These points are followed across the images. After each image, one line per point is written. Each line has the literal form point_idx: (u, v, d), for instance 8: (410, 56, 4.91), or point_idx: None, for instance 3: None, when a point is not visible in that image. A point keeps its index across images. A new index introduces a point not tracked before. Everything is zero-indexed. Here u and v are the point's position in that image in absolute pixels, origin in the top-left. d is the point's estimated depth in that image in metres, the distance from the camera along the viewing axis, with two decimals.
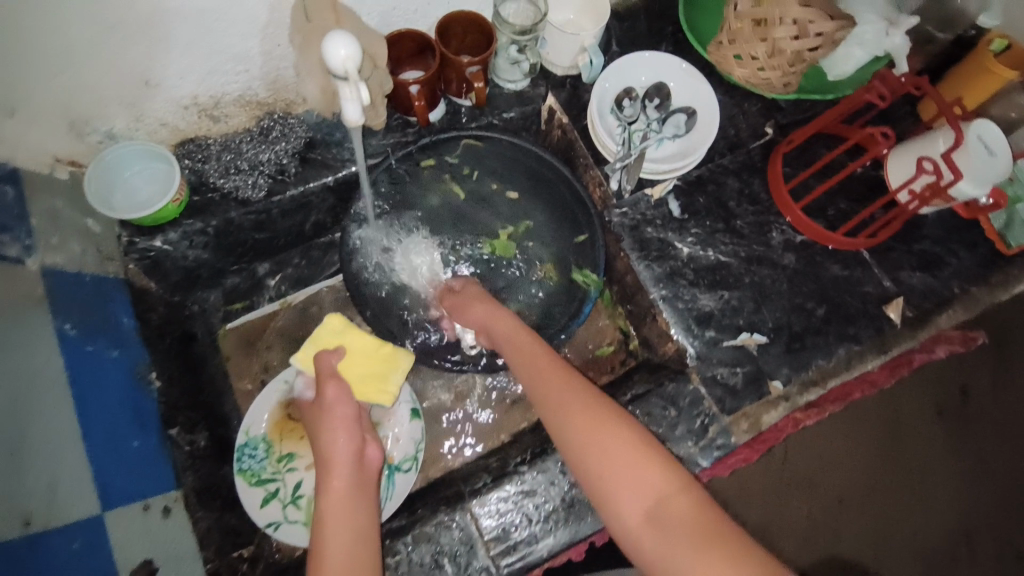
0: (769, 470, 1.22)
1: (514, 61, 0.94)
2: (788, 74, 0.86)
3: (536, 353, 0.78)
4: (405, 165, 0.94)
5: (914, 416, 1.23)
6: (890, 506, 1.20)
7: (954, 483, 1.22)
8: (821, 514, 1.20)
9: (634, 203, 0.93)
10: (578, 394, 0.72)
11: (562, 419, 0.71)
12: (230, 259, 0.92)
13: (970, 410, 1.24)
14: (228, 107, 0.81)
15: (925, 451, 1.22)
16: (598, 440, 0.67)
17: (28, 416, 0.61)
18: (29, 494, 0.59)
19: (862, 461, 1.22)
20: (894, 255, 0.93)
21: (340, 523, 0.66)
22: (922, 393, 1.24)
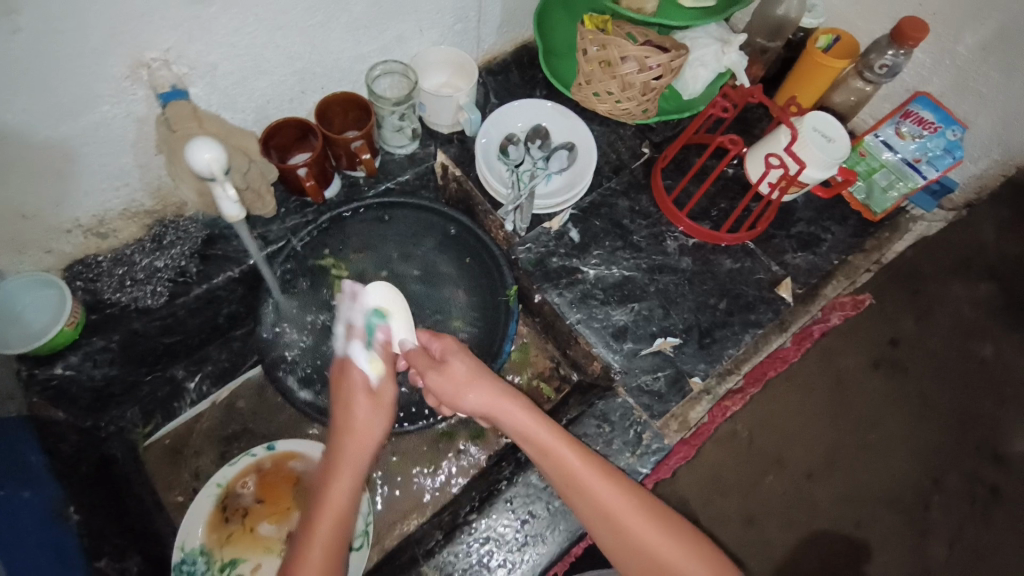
0: (742, 460, 1.14)
1: (397, 128, 0.98)
2: (643, 102, 0.95)
3: (564, 446, 0.70)
4: (314, 242, 0.96)
5: (856, 376, 1.19)
6: (862, 468, 1.14)
7: (915, 423, 1.17)
8: (794, 489, 1.14)
9: (536, 237, 0.99)
10: (625, 491, 0.70)
11: (613, 528, 0.68)
12: (143, 369, 0.91)
13: (905, 358, 1.20)
14: (114, 221, 0.82)
15: (874, 405, 1.18)
16: (653, 547, 0.67)
17: None
18: None
19: (823, 428, 1.16)
20: (776, 241, 1.01)
21: (333, 523, 0.65)
22: (855, 348, 1.21)
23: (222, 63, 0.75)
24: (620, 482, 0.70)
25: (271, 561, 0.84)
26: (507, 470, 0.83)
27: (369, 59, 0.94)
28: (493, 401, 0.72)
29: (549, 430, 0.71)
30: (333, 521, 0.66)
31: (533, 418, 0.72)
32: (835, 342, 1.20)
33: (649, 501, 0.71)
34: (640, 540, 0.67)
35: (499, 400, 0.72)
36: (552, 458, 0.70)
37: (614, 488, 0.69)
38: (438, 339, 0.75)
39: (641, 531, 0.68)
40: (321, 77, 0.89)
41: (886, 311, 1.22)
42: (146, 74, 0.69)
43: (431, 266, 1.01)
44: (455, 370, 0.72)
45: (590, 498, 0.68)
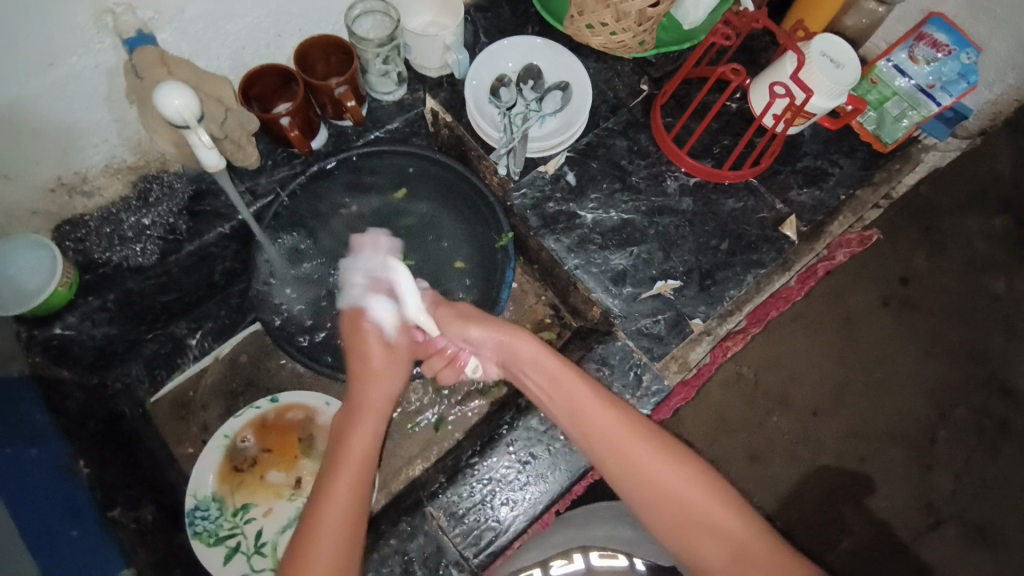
0: (747, 401, 1.15)
1: (383, 73, 0.94)
2: (639, 33, 0.89)
3: (576, 378, 0.73)
4: (301, 196, 0.93)
5: (863, 313, 1.18)
6: (865, 403, 1.15)
7: (921, 359, 1.16)
8: (801, 427, 1.14)
9: (531, 182, 0.96)
10: (632, 427, 0.71)
11: (624, 456, 0.69)
12: (143, 328, 0.90)
13: (914, 296, 1.18)
14: (97, 178, 0.80)
15: (880, 341, 1.17)
16: (660, 475, 0.68)
17: None
18: None
19: (827, 365, 1.16)
20: (780, 177, 0.98)
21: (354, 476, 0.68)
22: (863, 285, 1.18)
23: (188, 5, 0.71)
24: (626, 410, 0.72)
25: (280, 507, 0.87)
26: (509, 414, 0.83)
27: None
28: (499, 338, 0.77)
29: (560, 363, 0.74)
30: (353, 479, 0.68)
31: (544, 352, 0.75)
32: (842, 279, 1.19)
33: (655, 436, 0.71)
34: (643, 468, 0.68)
35: (503, 337, 0.77)
36: (561, 388, 0.73)
37: (619, 420, 0.71)
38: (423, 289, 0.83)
39: (648, 461, 0.68)
40: (298, 18, 0.85)
41: (895, 246, 1.19)
42: (111, 19, 0.66)
43: (425, 215, 0.99)
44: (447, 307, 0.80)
45: (592, 424, 0.71)
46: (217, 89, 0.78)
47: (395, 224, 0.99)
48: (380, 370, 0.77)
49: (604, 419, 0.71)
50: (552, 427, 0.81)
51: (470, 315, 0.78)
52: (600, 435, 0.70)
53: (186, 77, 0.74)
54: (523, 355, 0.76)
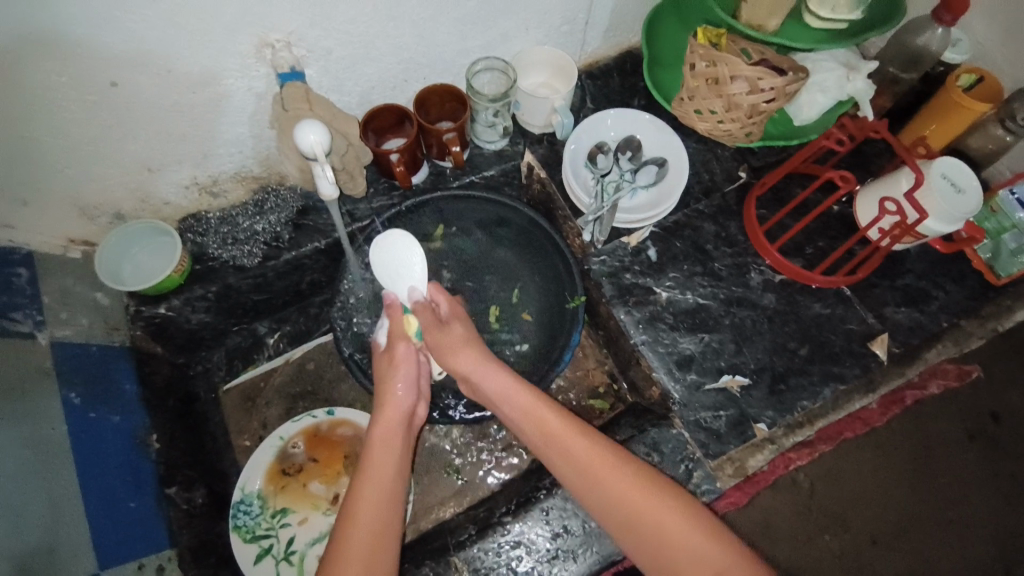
0: (798, 513, 1.06)
1: (490, 124, 0.99)
2: (748, 125, 0.90)
3: (545, 408, 0.73)
4: (393, 226, 0.99)
5: (947, 446, 1.07)
6: (938, 546, 1.03)
7: (1006, 511, 1.04)
8: (855, 555, 1.03)
9: (612, 250, 0.97)
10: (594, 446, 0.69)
11: (599, 491, 0.67)
12: (231, 320, 0.98)
13: (1008, 441, 1.07)
14: (225, 182, 0.90)
15: (962, 482, 1.06)
16: (623, 496, 0.66)
17: (44, 479, 0.66)
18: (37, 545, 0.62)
19: (897, 493, 1.06)
20: (876, 291, 0.93)
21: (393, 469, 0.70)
22: (951, 415, 1.08)
23: (337, 48, 0.79)
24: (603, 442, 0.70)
25: (315, 519, 0.89)
26: (549, 479, 0.83)
27: (472, 54, 0.95)
28: (474, 363, 0.76)
29: (532, 395, 0.74)
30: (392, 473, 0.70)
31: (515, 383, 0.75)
32: (928, 405, 1.09)
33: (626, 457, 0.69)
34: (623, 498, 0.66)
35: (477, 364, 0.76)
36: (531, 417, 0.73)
37: (584, 438, 0.69)
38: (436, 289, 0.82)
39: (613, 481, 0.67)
40: (425, 67, 0.92)
41: (992, 381, 1.09)
42: (270, 53, 0.75)
43: (504, 263, 1.02)
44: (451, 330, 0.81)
45: (563, 456, 0.69)
46: (344, 125, 0.85)
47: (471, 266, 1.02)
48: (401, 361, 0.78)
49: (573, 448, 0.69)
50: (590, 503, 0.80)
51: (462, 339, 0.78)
52: (569, 466, 0.69)
53: (321, 115, 0.81)
54: (494, 388, 0.76)
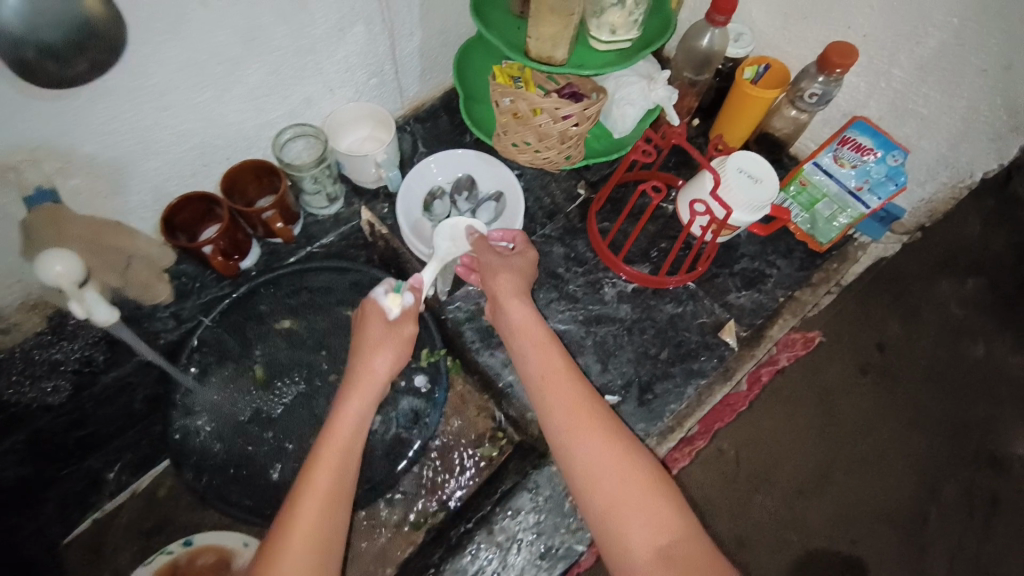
0: (727, 483, 1.10)
1: (315, 191, 0.94)
2: (563, 150, 0.91)
3: (551, 343, 0.76)
4: (233, 315, 0.92)
5: (845, 386, 1.14)
6: (857, 480, 1.09)
7: (903, 435, 1.11)
8: (787, 510, 1.08)
9: (465, 294, 0.95)
10: (577, 391, 0.71)
11: (572, 423, 0.68)
12: (58, 465, 0.87)
13: (896, 366, 1.14)
14: (11, 315, 0.76)
15: (859, 419, 1.12)
16: (597, 451, 0.66)
17: None
18: None
19: (808, 443, 1.11)
20: (719, 280, 0.97)
21: (334, 472, 0.65)
22: (842, 356, 1.15)
23: (102, 151, 0.71)
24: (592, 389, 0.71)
25: None
26: (436, 557, 0.81)
27: (278, 124, 0.90)
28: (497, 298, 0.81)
29: (541, 331, 0.77)
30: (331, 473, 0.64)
31: (533, 319, 0.79)
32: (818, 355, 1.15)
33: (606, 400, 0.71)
34: (593, 436, 0.67)
35: (501, 296, 0.80)
36: (537, 352, 0.75)
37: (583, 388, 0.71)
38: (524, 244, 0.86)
39: (591, 425, 0.68)
40: (224, 148, 0.86)
41: (866, 318, 1.16)
42: (14, 175, 0.66)
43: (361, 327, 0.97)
44: (513, 262, 0.83)
45: (558, 387, 0.71)
46: (115, 236, 0.76)
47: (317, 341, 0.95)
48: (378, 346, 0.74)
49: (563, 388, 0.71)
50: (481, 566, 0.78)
51: (514, 268, 0.83)
52: (563, 393, 0.70)
53: (79, 242, 0.70)
54: (511, 321, 0.79)
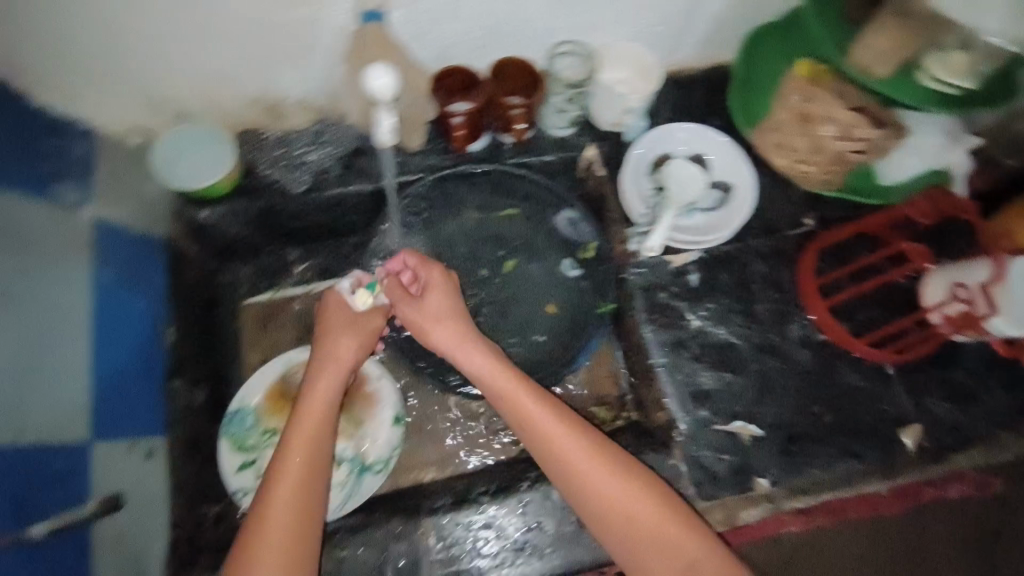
0: None
1: (560, 110, 0.95)
2: (829, 171, 0.88)
3: (523, 391, 0.71)
4: (442, 186, 0.99)
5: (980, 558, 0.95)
6: None
7: None
8: None
9: (652, 266, 0.94)
10: (587, 445, 0.67)
11: (590, 508, 0.66)
12: (268, 239, 1.01)
13: None
14: (291, 109, 0.91)
15: None
16: (626, 499, 0.65)
17: (43, 347, 0.65)
18: (31, 412, 0.63)
19: None
20: (919, 376, 0.87)
21: (303, 467, 0.67)
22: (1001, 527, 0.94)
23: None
24: (608, 449, 0.68)
25: None
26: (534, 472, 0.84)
27: (558, 36, 0.92)
28: (460, 342, 0.75)
29: (517, 381, 0.72)
30: (303, 471, 0.67)
31: (492, 361, 0.73)
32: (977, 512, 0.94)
33: (587, 428, 0.69)
34: (611, 500, 0.65)
35: (476, 347, 0.74)
36: (526, 421, 0.70)
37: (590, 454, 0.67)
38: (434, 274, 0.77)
39: (606, 487, 0.66)
40: (510, 36, 0.89)
41: None
42: None
43: (545, 249, 1.00)
44: (433, 301, 0.76)
45: (561, 457, 0.67)
46: (413, 78, 0.88)
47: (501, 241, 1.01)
48: (324, 361, 0.75)
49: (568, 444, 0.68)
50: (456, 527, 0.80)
51: (454, 324, 0.76)
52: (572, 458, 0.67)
53: (383, 60, 0.81)
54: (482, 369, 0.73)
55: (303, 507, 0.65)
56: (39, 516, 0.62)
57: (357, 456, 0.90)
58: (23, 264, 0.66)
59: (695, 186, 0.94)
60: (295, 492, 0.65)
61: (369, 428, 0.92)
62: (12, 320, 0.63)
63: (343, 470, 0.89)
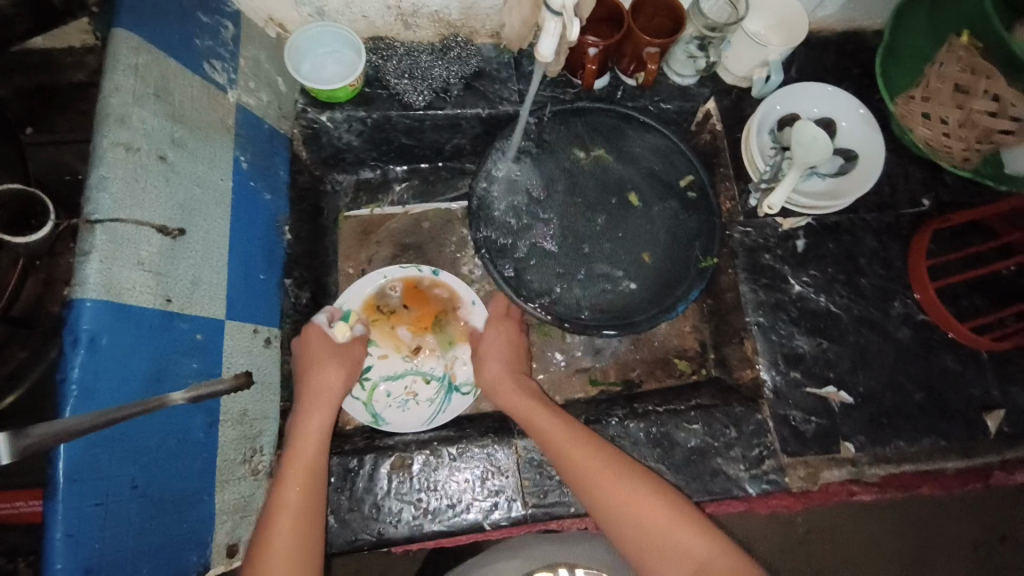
0: (782, 542, 1.17)
1: (691, 56, 0.93)
2: (970, 150, 0.83)
3: (542, 408, 0.80)
4: (557, 120, 0.99)
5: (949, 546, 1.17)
6: None
7: None
8: None
9: (760, 226, 0.93)
10: (605, 459, 0.73)
11: (610, 508, 0.70)
12: (374, 153, 1.00)
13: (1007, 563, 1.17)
14: (426, 23, 0.90)
15: None
16: (647, 511, 0.68)
17: (192, 219, 0.66)
18: (176, 281, 0.62)
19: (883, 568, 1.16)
20: (1015, 368, 0.87)
21: (303, 493, 0.68)
22: (963, 520, 1.19)
23: None
24: (627, 463, 0.73)
25: (396, 357, 0.92)
26: (619, 411, 0.86)
27: None
28: (497, 372, 0.86)
29: (536, 402, 0.81)
30: (296, 510, 0.66)
31: (518, 390, 0.83)
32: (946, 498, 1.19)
33: (596, 440, 0.75)
34: (630, 506, 0.69)
35: (501, 373, 0.86)
36: (538, 430, 0.78)
37: (607, 466, 0.72)
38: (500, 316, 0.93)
39: (622, 487, 0.70)
40: None
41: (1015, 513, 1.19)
42: None
43: (642, 198, 0.98)
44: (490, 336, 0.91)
45: (572, 462, 0.73)
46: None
47: (596, 187, 0.99)
48: (314, 395, 0.77)
49: (581, 453, 0.73)
50: (489, 481, 0.78)
51: (499, 351, 0.90)
52: (588, 469, 0.72)
53: None
54: (512, 397, 0.83)
55: (303, 510, 0.67)
56: (181, 385, 0.62)
57: (447, 375, 0.92)
58: (179, 136, 0.66)
59: (819, 149, 0.85)
60: (293, 524, 0.65)
61: (459, 350, 0.94)
62: (161, 185, 0.62)
63: (433, 387, 0.91)
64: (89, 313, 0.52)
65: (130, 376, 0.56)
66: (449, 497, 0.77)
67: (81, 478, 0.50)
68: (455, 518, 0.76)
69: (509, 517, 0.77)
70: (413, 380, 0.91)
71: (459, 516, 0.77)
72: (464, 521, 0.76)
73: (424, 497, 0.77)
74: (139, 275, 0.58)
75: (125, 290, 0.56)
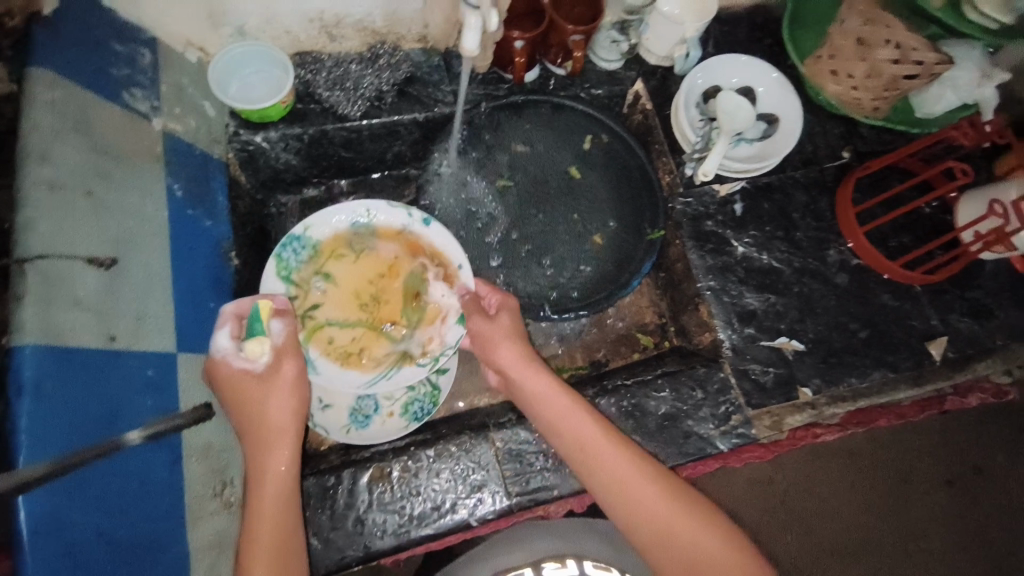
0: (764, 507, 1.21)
1: (614, 41, 0.99)
2: (878, 99, 0.92)
3: (580, 404, 0.74)
4: (493, 116, 1.00)
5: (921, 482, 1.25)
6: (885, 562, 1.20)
7: (956, 546, 1.22)
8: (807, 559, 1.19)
9: (699, 195, 0.96)
10: (625, 449, 0.71)
11: (625, 501, 0.69)
12: (314, 170, 0.99)
13: (977, 489, 1.25)
14: (351, 33, 0.90)
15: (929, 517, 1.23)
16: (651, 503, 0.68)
17: (127, 251, 0.64)
18: (117, 318, 0.60)
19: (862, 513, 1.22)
20: (946, 296, 0.94)
21: (273, 546, 0.62)
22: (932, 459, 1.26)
23: None
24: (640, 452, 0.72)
25: (350, 306, 0.89)
26: (592, 389, 0.88)
27: None
28: (517, 366, 0.78)
29: (567, 396, 0.75)
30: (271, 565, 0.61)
31: (547, 383, 0.76)
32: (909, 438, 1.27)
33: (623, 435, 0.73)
34: (642, 500, 0.69)
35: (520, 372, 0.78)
36: (565, 425, 0.73)
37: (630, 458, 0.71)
38: (501, 297, 0.84)
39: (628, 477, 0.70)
40: None
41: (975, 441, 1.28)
42: None
43: (587, 182, 1.01)
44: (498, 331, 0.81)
45: (598, 463, 0.71)
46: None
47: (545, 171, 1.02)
48: (268, 429, 0.67)
49: (608, 452, 0.71)
50: (469, 476, 0.79)
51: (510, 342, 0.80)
52: (611, 466, 0.70)
53: None
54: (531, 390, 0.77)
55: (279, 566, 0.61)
56: (138, 424, 0.60)
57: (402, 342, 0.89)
58: (105, 168, 0.64)
59: (741, 120, 0.92)
60: None
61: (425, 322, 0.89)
62: (90, 219, 0.60)
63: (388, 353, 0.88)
64: (30, 360, 0.51)
65: (81, 418, 0.54)
66: (432, 500, 0.77)
67: (44, 530, 0.49)
68: (440, 521, 0.77)
69: (493, 510, 0.78)
70: (362, 335, 0.88)
71: (444, 518, 0.77)
72: (449, 522, 0.77)
73: (405, 506, 0.76)
74: (76, 314, 0.56)
75: (64, 331, 0.54)
